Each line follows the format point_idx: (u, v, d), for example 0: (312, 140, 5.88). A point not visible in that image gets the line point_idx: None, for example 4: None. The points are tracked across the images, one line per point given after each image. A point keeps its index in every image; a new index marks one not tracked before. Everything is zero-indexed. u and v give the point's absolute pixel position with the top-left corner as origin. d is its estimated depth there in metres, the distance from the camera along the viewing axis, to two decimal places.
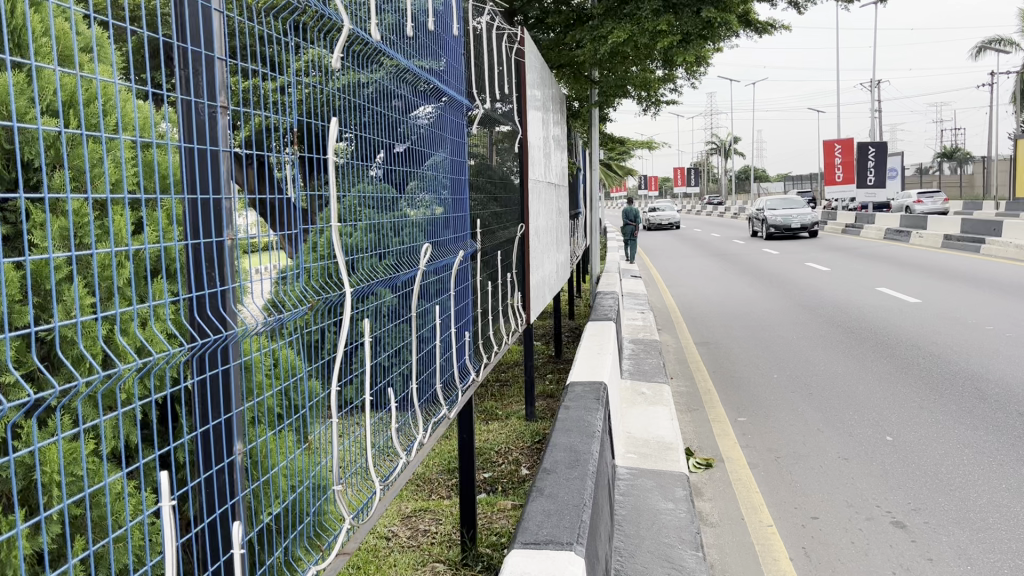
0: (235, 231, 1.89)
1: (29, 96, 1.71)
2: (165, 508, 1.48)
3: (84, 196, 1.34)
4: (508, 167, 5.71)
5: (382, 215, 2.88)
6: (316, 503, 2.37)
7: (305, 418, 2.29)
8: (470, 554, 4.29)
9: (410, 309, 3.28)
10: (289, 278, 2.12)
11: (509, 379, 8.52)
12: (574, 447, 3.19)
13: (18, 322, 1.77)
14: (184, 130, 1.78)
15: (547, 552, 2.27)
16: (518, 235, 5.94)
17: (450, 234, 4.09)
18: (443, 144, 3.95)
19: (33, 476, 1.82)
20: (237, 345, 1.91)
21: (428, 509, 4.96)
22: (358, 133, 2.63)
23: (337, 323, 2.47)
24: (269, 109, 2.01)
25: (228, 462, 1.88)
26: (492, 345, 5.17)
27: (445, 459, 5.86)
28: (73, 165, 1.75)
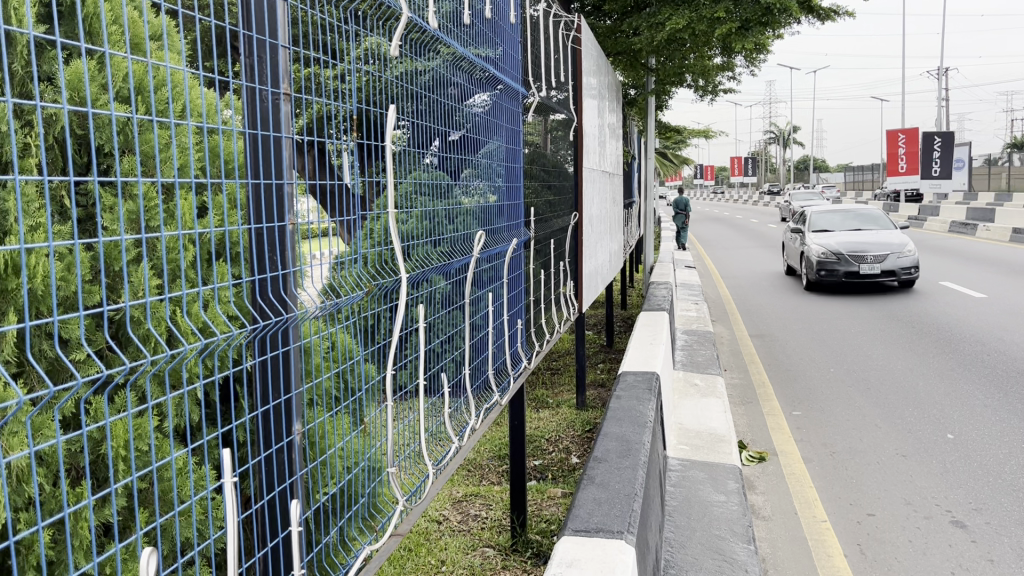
0: (297, 216, 1.93)
1: (101, 83, 1.76)
2: (228, 485, 1.52)
3: (152, 180, 1.38)
4: (563, 156, 5.70)
5: (437, 202, 2.90)
6: (370, 484, 2.41)
7: (361, 401, 2.34)
8: (520, 540, 4.32)
9: (463, 296, 3.31)
10: (347, 263, 2.16)
11: (561, 367, 8.52)
12: (625, 436, 3.18)
13: (90, 301, 1.83)
14: (249, 116, 1.81)
15: (597, 540, 2.28)
16: (572, 223, 5.93)
17: (504, 222, 4.11)
18: (499, 132, 3.97)
19: (103, 451, 1.89)
20: (297, 328, 1.95)
21: (479, 494, 5.00)
22: (414, 121, 2.66)
23: (391, 309, 2.51)
24: (331, 97, 2.05)
25: (287, 442, 1.93)
26: (544, 333, 5.18)
27: (496, 445, 5.89)
28: (143, 149, 1.80)
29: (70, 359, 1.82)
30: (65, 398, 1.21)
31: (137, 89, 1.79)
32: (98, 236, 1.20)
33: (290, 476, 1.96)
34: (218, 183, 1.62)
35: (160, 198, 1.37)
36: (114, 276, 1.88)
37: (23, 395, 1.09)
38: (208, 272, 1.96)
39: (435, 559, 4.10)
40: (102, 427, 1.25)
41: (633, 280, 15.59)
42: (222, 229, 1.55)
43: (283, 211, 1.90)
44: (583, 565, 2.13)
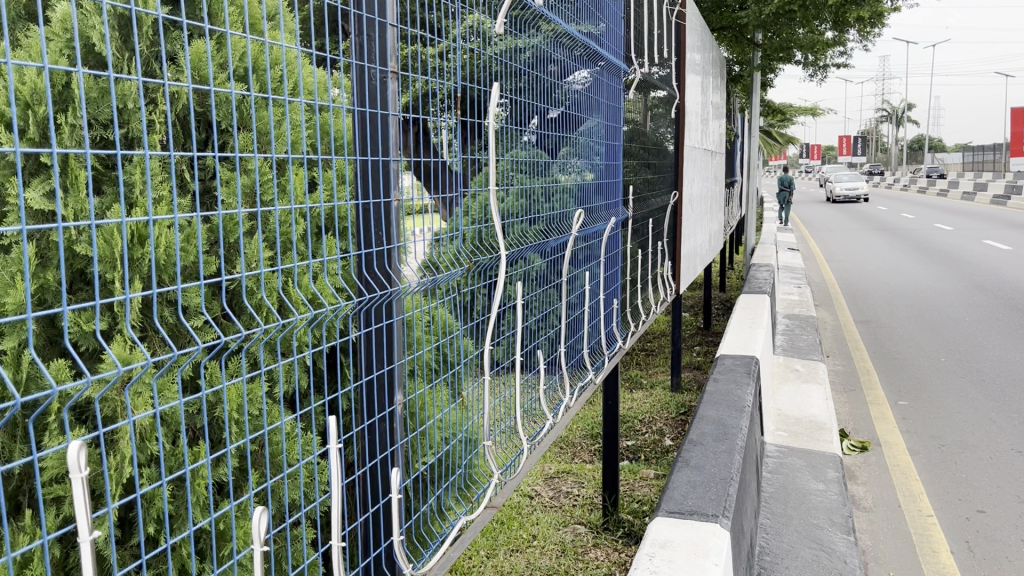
0: (401, 191, 1.98)
1: (220, 61, 1.83)
2: (332, 451, 1.57)
3: (262, 153, 1.43)
4: (663, 133, 5.61)
5: (535, 179, 2.92)
6: (467, 457, 2.47)
7: (459, 374, 2.39)
8: (612, 519, 4.32)
9: (560, 274, 3.33)
10: (446, 239, 2.19)
11: (656, 349, 8.44)
12: (721, 420, 3.14)
13: (209, 271, 1.92)
14: (358, 93, 1.86)
15: (691, 522, 2.26)
16: (671, 203, 5.84)
17: (602, 200, 4.09)
18: (599, 108, 3.96)
19: (218, 413, 1.98)
20: (401, 301, 2.00)
21: (571, 471, 5.03)
22: (515, 96, 2.68)
23: (488, 286, 2.54)
24: (435, 75, 2.09)
25: (389, 411, 1.99)
26: (640, 314, 5.13)
27: (589, 424, 5.90)
28: (256, 127, 1.87)
29: (189, 326, 1.91)
30: (185, 363, 1.29)
31: (253, 68, 1.86)
32: (209, 208, 1.26)
33: (391, 444, 2.02)
34: (324, 157, 1.66)
35: (270, 172, 1.42)
36: (231, 247, 1.96)
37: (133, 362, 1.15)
38: (316, 246, 2.02)
39: (527, 533, 4.15)
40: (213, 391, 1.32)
41: (733, 262, 15.28)
42: (326, 203, 1.59)
43: (389, 187, 1.94)
44: (676, 547, 2.12)
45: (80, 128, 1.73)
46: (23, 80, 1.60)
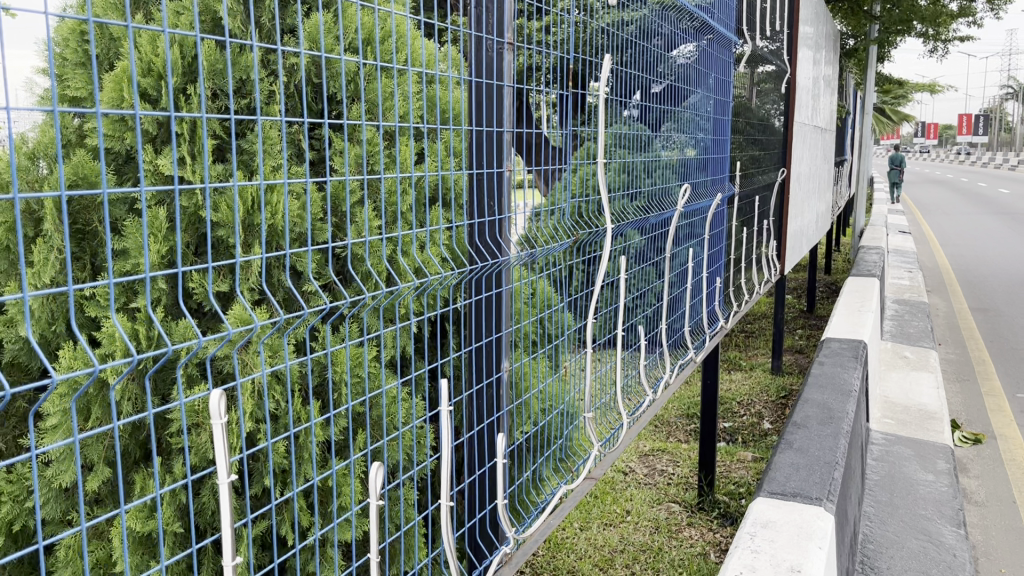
0: (512, 164, 2.02)
1: (335, 33, 1.86)
2: (443, 414, 1.61)
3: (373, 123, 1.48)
4: (770, 109, 5.45)
5: (636, 153, 2.89)
6: (568, 428, 2.50)
7: (561, 346, 2.43)
8: (707, 499, 4.29)
9: (661, 252, 3.29)
10: (545, 214, 2.19)
11: (756, 330, 8.26)
12: (827, 404, 3.05)
13: (319, 238, 1.92)
14: (474, 65, 1.91)
15: (793, 504, 2.22)
16: (777, 180, 5.68)
17: (706, 177, 4.02)
18: (706, 82, 3.88)
19: (327, 376, 1.98)
20: (509, 270, 2.05)
21: (666, 450, 5.01)
22: (619, 66, 2.64)
23: (587, 262, 2.56)
24: (544, 48, 2.11)
25: (495, 378, 2.04)
26: (742, 294, 5.03)
27: (686, 403, 5.84)
28: (367, 99, 1.90)
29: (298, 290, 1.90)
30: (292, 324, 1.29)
31: (367, 41, 1.89)
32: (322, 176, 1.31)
33: (497, 410, 2.07)
34: (436, 126, 1.71)
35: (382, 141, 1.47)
36: (340, 216, 1.94)
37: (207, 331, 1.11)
38: (424, 215, 2.02)
39: (621, 508, 4.17)
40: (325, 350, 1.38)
41: (839, 243, 14.77)
42: (437, 171, 1.64)
43: (500, 158, 1.99)
44: (778, 527, 2.09)
45: (203, 99, 1.79)
46: (154, 51, 1.68)
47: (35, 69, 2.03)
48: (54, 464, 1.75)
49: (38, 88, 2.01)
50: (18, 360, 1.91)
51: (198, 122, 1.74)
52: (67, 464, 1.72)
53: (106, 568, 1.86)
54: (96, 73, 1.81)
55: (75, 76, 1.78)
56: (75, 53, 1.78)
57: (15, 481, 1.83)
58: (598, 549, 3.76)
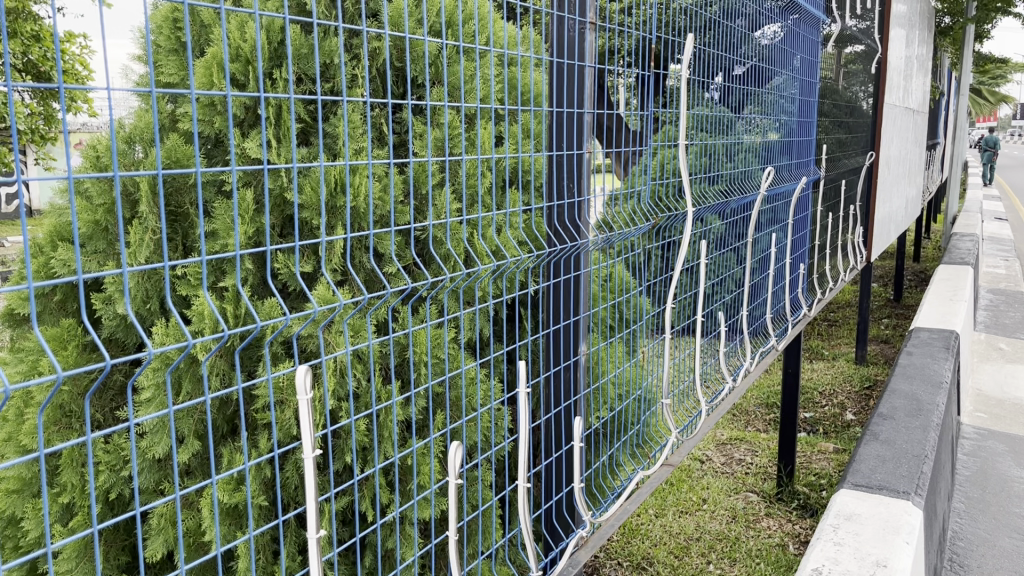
0: (592, 146, 2.01)
1: (418, 17, 1.87)
2: (521, 395, 1.60)
3: (452, 103, 1.49)
4: (857, 91, 5.27)
5: (716, 135, 2.83)
6: (644, 414, 2.48)
7: (638, 332, 2.41)
8: (786, 490, 4.20)
9: (741, 237, 3.22)
10: (622, 198, 2.17)
11: (840, 319, 8.03)
12: (916, 396, 2.95)
13: (401, 220, 1.95)
14: (556, 46, 1.90)
15: (879, 497, 2.16)
16: (865, 164, 5.49)
17: (790, 160, 3.91)
18: (792, 62, 3.77)
19: (407, 357, 2.01)
20: (588, 254, 2.04)
21: (745, 439, 4.92)
22: (700, 47, 2.58)
23: (666, 247, 2.53)
24: (623, 29, 2.08)
25: (573, 361, 2.04)
26: (826, 281, 4.89)
27: (765, 393, 5.73)
28: (449, 80, 1.91)
29: (381, 272, 1.94)
30: (372, 302, 1.31)
31: (448, 23, 1.89)
32: (401, 157, 1.32)
33: (574, 394, 2.07)
34: (517, 108, 1.70)
35: (460, 122, 1.47)
36: (422, 198, 1.96)
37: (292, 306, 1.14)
38: (501, 198, 2.02)
39: (698, 497, 4.13)
40: (403, 328, 1.39)
41: (930, 231, 14.22)
42: (515, 152, 1.64)
43: (581, 139, 1.98)
44: (862, 520, 2.03)
45: (290, 83, 1.83)
46: (243, 36, 1.72)
47: (132, 55, 2.11)
48: (146, 435, 1.82)
49: (135, 75, 2.09)
50: (116, 336, 1.99)
51: (286, 105, 1.77)
52: (160, 434, 1.79)
53: (195, 536, 1.93)
54: (188, 59, 1.87)
55: (168, 62, 1.85)
56: (168, 39, 1.84)
57: (112, 450, 1.92)
58: (674, 536, 3.73)
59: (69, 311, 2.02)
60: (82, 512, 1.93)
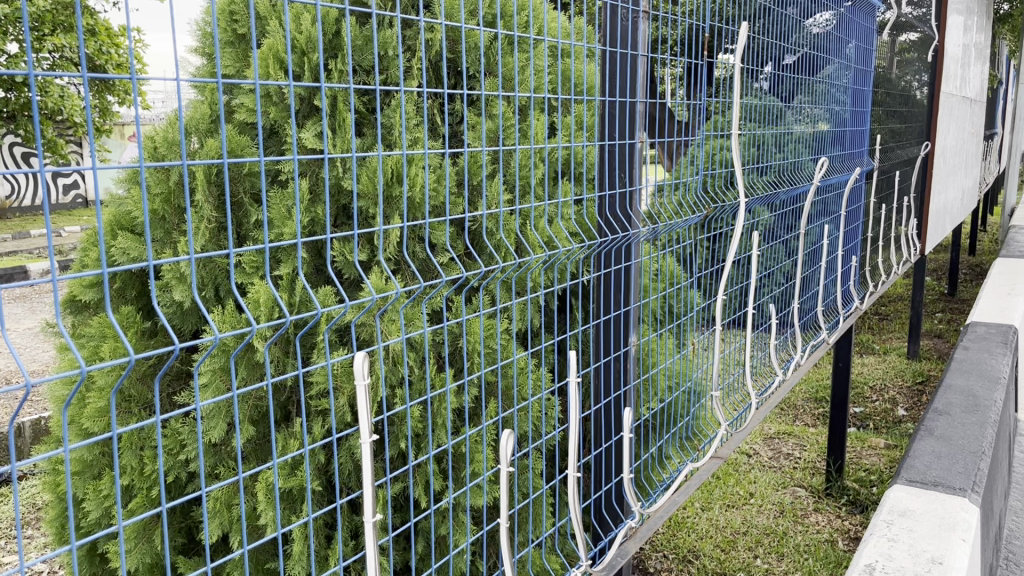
0: (644, 135, 1.99)
1: (471, 7, 1.87)
2: (571, 385, 1.60)
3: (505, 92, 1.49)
4: (912, 79, 5.15)
5: (765, 126, 2.79)
6: (693, 407, 2.47)
7: (687, 324, 2.40)
8: (835, 485, 4.14)
9: (791, 229, 3.17)
10: (671, 189, 2.16)
11: (891, 313, 7.88)
12: (972, 391, 2.89)
13: (453, 210, 1.96)
14: (608, 34, 1.89)
15: (934, 494, 2.11)
16: (920, 154, 5.37)
17: (843, 150, 3.84)
18: (845, 51, 3.70)
19: (458, 346, 2.02)
20: (639, 245, 2.04)
21: (793, 434, 4.86)
22: (751, 35, 2.54)
23: (715, 238, 2.51)
24: (673, 18, 2.06)
25: (623, 352, 2.04)
26: (878, 274, 4.79)
27: (814, 387, 5.65)
28: (500, 71, 1.91)
29: (433, 262, 1.95)
30: (424, 291, 1.32)
31: (500, 13, 1.89)
32: (451, 145, 1.33)
33: (624, 385, 2.07)
34: (570, 98, 1.70)
35: (512, 111, 1.48)
36: (474, 189, 1.97)
37: (347, 292, 1.15)
38: (551, 188, 2.02)
39: (746, 490, 4.10)
40: (454, 317, 1.40)
41: (986, 224, 13.88)
42: (566, 142, 1.64)
43: (633, 129, 1.97)
44: (918, 517, 2.00)
45: (346, 73, 1.85)
46: (300, 28, 1.75)
47: (189, 48, 2.14)
48: (204, 420, 1.86)
49: (191, 67, 2.12)
50: (174, 324, 2.04)
51: (342, 96, 1.79)
52: (218, 420, 1.83)
53: (250, 520, 1.97)
54: (244, 52, 1.90)
55: (225, 54, 1.88)
56: (225, 32, 1.87)
57: (170, 435, 1.97)
58: (720, 530, 3.71)
59: (129, 299, 2.07)
60: (141, 494, 1.98)
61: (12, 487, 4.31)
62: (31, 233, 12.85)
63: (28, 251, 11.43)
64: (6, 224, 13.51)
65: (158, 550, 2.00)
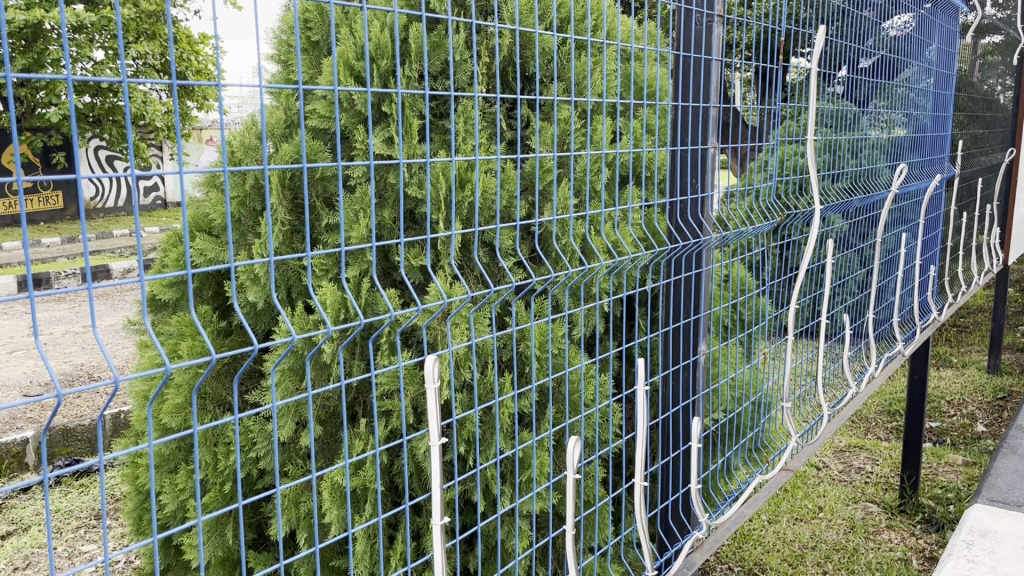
0: (715, 140, 1.97)
1: (540, 14, 1.88)
2: (640, 392, 1.58)
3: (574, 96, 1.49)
4: (995, 83, 4.97)
5: (839, 131, 2.73)
6: (763, 418, 2.43)
7: (758, 333, 2.37)
8: (909, 502, 4.00)
9: (865, 237, 3.09)
10: (739, 196, 2.13)
11: (971, 325, 7.61)
12: None
13: (521, 215, 1.96)
14: (680, 39, 1.88)
15: (1016, 515, 2.08)
16: (1003, 160, 5.17)
17: (921, 157, 3.73)
18: (925, 54, 3.59)
19: (523, 352, 2.02)
20: (709, 252, 2.02)
21: (864, 447, 4.73)
22: (827, 38, 2.49)
23: (786, 245, 2.47)
24: (746, 21, 2.04)
25: (692, 360, 2.03)
26: (958, 285, 4.63)
27: (888, 400, 5.49)
28: (569, 76, 1.91)
29: (502, 266, 1.97)
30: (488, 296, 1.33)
31: (571, 18, 1.90)
32: (518, 150, 1.33)
33: (693, 393, 2.05)
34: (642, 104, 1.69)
35: (581, 116, 1.48)
36: (543, 195, 1.97)
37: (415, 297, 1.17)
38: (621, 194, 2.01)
39: (815, 504, 4.01)
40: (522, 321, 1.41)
41: None
42: (635, 148, 1.63)
43: (704, 135, 1.95)
44: (999, 538, 1.95)
45: (418, 78, 1.87)
46: (374, 34, 1.78)
47: (266, 55, 2.20)
48: (275, 419, 1.90)
49: (268, 74, 2.18)
50: (248, 323, 2.10)
51: (413, 102, 1.82)
52: (289, 418, 1.86)
53: (318, 517, 2.00)
54: (319, 61, 1.94)
55: (302, 61, 1.93)
56: (302, 40, 1.92)
57: (244, 432, 2.02)
58: (788, 543, 3.63)
59: (206, 298, 2.14)
60: (214, 488, 2.04)
61: (94, 478, 4.48)
62: (115, 232, 13.35)
63: (111, 250, 11.88)
64: (92, 223, 14.09)
65: (230, 543, 2.05)
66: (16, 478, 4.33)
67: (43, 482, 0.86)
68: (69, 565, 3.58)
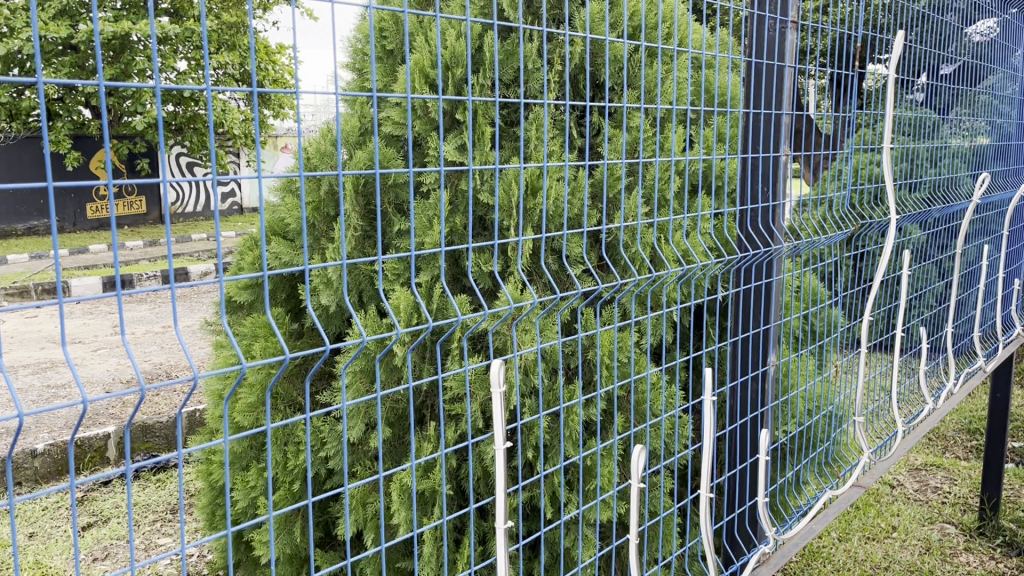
0: (788, 148, 1.93)
1: (611, 22, 1.88)
2: (707, 402, 1.56)
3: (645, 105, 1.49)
4: None
5: (918, 139, 2.65)
6: (835, 431, 2.39)
7: (830, 345, 2.32)
8: (988, 525, 3.85)
9: (943, 249, 2.99)
10: (813, 204, 2.09)
11: None
12: None
13: (590, 222, 1.96)
14: (754, 45, 1.86)
15: None
16: None
17: (1006, 167, 3.60)
18: (1011, 60, 3.46)
19: (589, 359, 2.01)
20: (780, 261, 1.99)
21: (942, 466, 4.57)
22: (907, 44, 2.42)
23: (861, 255, 2.41)
24: (822, 27, 2.01)
25: (761, 371, 2.00)
26: None
27: (968, 418, 5.29)
28: (640, 83, 1.91)
29: (568, 273, 1.97)
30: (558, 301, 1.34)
31: (642, 25, 1.89)
32: (589, 157, 1.34)
33: (762, 405, 2.02)
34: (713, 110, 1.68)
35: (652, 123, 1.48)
36: (611, 202, 1.97)
37: (486, 299, 1.18)
38: (690, 202, 1.99)
39: (888, 524, 3.88)
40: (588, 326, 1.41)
41: None
42: (705, 156, 1.62)
43: (776, 142, 1.92)
44: None
45: (489, 86, 1.89)
46: (447, 43, 1.81)
47: (342, 64, 2.25)
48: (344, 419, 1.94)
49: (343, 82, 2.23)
50: (320, 326, 2.15)
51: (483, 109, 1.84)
52: (357, 419, 1.89)
53: (384, 518, 2.03)
54: (392, 70, 1.98)
55: (376, 70, 1.97)
56: (377, 48, 1.95)
57: (314, 432, 2.07)
58: (859, 562, 3.53)
59: (279, 301, 2.20)
60: (284, 487, 2.09)
61: (170, 473, 4.62)
62: (194, 235, 13.77)
63: (190, 254, 12.26)
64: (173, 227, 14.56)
65: (298, 541, 2.10)
66: (98, 470, 4.50)
67: (124, 476, 0.89)
68: (145, 557, 3.70)
